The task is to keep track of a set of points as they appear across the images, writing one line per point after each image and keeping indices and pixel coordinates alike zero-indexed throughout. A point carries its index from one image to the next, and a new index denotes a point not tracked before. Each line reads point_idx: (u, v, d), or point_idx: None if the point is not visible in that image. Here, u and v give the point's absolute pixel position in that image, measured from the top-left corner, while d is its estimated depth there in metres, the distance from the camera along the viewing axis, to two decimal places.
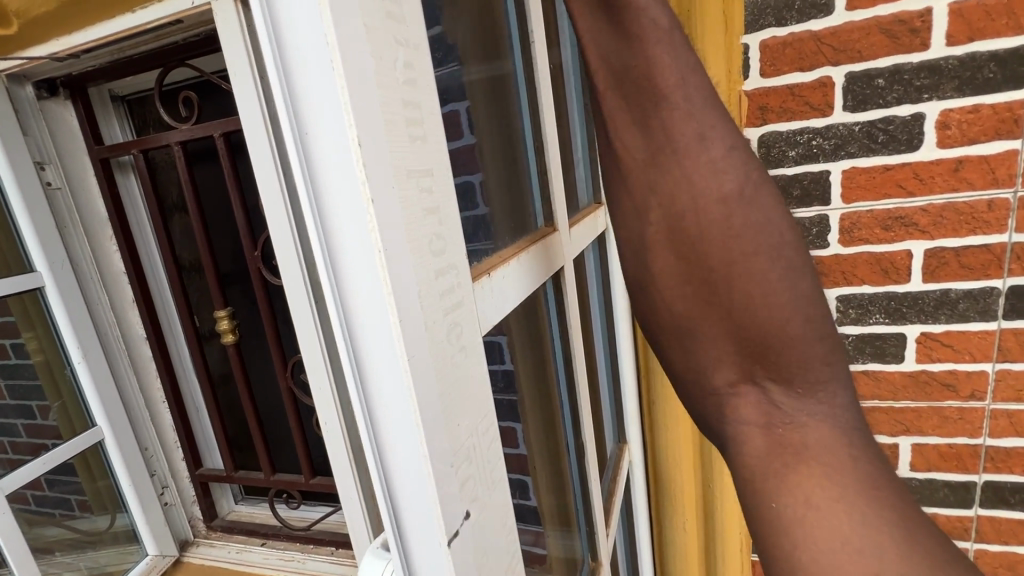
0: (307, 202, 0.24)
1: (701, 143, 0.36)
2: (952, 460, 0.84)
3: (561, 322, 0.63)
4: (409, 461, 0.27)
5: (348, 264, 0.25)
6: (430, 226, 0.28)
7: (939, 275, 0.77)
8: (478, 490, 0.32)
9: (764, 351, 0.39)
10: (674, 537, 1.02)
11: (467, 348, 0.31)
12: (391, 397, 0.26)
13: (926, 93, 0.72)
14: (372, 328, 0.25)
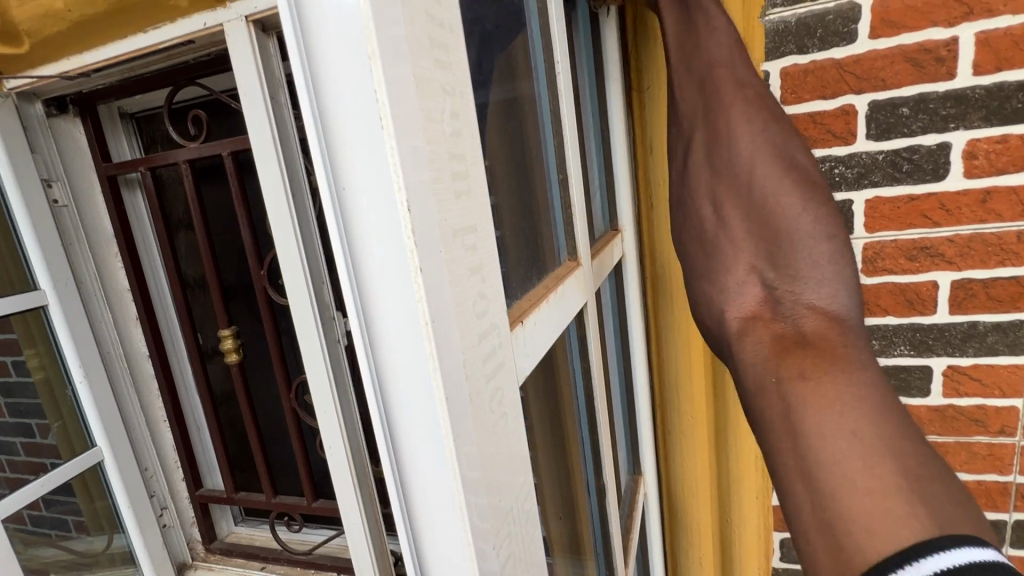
0: (345, 270, 0.23)
1: (742, 101, 0.54)
2: (980, 497, 0.81)
3: (582, 356, 0.62)
4: (451, 545, 0.25)
5: (387, 336, 0.23)
6: (474, 285, 0.26)
7: (966, 306, 0.75)
8: (516, 563, 0.30)
9: (776, 244, 0.48)
10: (689, 572, 0.99)
11: (508, 410, 0.30)
12: (429, 474, 0.25)
13: (952, 123, 0.70)
14: (412, 403, 0.24)
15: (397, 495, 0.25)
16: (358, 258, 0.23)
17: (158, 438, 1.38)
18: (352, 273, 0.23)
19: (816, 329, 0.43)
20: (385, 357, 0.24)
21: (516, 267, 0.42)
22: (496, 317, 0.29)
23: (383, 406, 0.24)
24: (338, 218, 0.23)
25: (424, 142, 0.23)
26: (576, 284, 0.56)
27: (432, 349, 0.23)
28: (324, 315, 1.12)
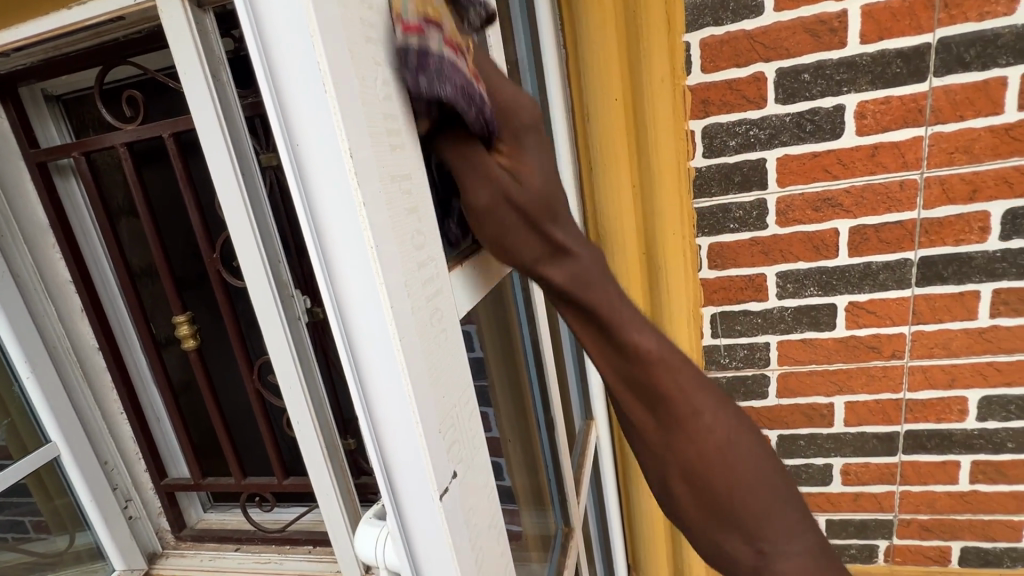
0: (302, 213, 0.28)
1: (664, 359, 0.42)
2: (878, 414, 0.95)
3: (528, 306, 0.69)
4: (403, 428, 0.31)
5: (341, 266, 0.29)
6: (412, 223, 0.32)
7: (861, 249, 0.86)
8: (463, 453, 0.36)
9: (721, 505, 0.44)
10: (641, 507, 1.08)
11: (449, 330, 0.36)
12: (382, 378, 0.31)
13: (845, 87, 0.80)
14: (364, 319, 0.30)
15: (357, 397, 0.31)
16: (312, 203, 0.28)
17: (117, 431, 1.36)
18: (307, 215, 0.28)
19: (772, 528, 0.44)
20: (340, 283, 0.29)
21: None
22: (435, 252, 0.34)
23: (341, 325, 0.30)
24: (294, 170, 0.28)
25: (361, 100, 0.28)
26: None
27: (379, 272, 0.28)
28: (282, 293, 1.14)
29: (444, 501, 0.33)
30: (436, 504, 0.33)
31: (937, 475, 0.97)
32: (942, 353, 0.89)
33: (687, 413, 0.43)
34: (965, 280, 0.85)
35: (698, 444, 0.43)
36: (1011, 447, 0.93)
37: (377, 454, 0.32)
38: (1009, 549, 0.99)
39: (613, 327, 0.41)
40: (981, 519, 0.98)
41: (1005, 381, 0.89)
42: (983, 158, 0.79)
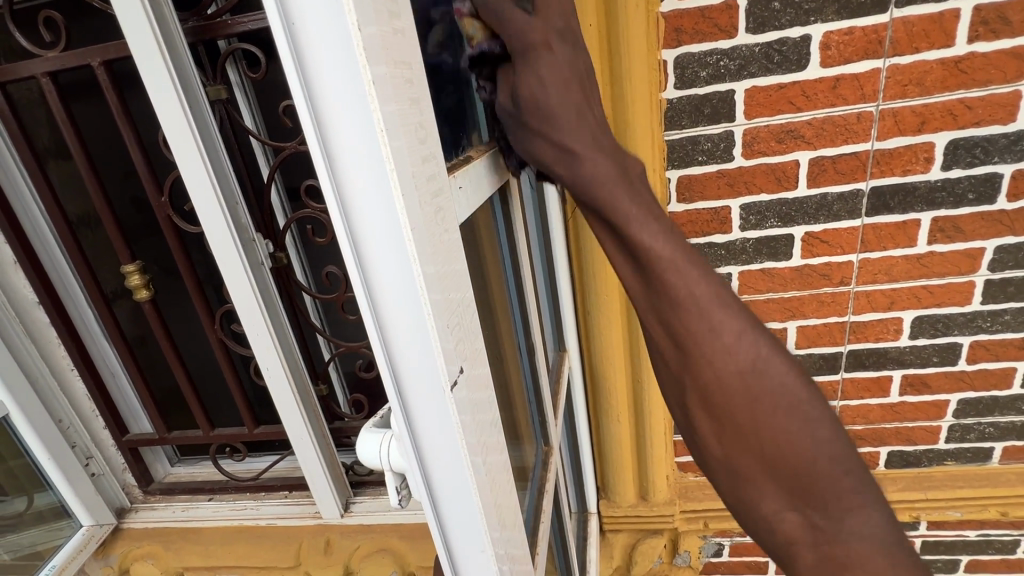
0: (300, 95, 0.27)
1: (712, 331, 0.46)
2: (825, 336, 1.03)
3: (507, 231, 0.69)
4: (414, 322, 0.32)
5: (345, 153, 0.28)
6: (414, 116, 0.31)
7: (819, 180, 0.91)
8: (467, 352, 0.37)
9: (809, 486, 0.46)
10: (610, 432, 1.15)
11: (450, 230, 0.36)
12: (390, 271, 0.31)
13: (812, 16, 0.81)
14: (369, 210, 0.30)
15: (363, 290, 0.32)
16: (312, 84, 0.27)
17: (68, 387, 1.29)
18: (307, 97, 0.27)
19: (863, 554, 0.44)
20: (344, 173, 0.29)
21: (446, 133, 0.45)
22: (433, 149, 0.34)
23: (345, 215, 0.30)
24: (290, 43, 0.26)
25: None
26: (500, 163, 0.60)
27: (387, 156, 0.28)
28: (243, 237, 1.09)
29: (454, 394, 0.35)
30: (447, 397, 0.34)
31: (873, 390, 1.07)
32: (884, 279, 0.97)
33: (743, 388, 0.46)
34: (909, 210, 0.91)
35: (760, 424, 0.46)
36: (936, 361, 1.03)
37: (384, 348, 0.33)
38: (927, 450, 1.12)
39: (665, 300, 0.46)
40: (906, 426, 1.10)
41: (935, 302, 0.98)
42: (932, 91, 0.84)
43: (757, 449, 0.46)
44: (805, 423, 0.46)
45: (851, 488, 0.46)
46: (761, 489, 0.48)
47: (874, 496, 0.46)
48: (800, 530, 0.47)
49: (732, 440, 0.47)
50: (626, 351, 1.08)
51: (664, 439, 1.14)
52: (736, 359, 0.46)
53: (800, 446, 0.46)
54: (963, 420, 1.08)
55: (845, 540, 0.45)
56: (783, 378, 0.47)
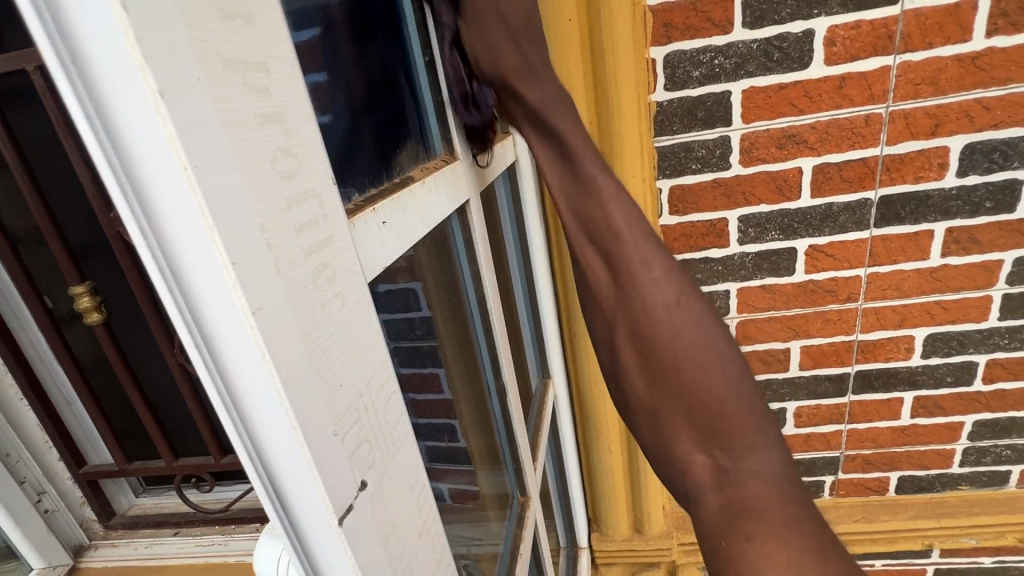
0: (89, 131, 0.18)
1: (646, 266, 0.52)
2: (831, 357, 0.95)
3: (472, 259, 0.60)
4: (284, 444, 0.23)
5: (162, 198, 0.19)
6: (270, 138, 0.23)
7: (824, 189, 0.83)
8: (376, 457, 0.29)
9: (712, 429, 0.45)
10: (600, 466, 1.07)
11: (347, 299, 0.28)
12: (248, 380, 0.22)
13: (816, 9, 0.73)
14: (206, 280, 0.21)
15: (214, 389, 0.22)
16: (101, 107, 0.18)
17: None
18: (90, 107, 0.18)
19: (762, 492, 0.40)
20: (165, 227, 0.20)
21: (369, 152, 0.40)
22: (315, 182, 0.26)
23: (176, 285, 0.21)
24: (47, 17, 0.17)
25: None
26: (456, 181, 0.53)
27: (202, 204, 0.19)
28: None
29: (348, 528, 0.26)
30: (337, 533, 0.26)
31: (882, 412, 1.00)
32: (894, 294, 0.90)
33: (683, 352, 0.48)
34: (921, 220, 0.84)
35: (682, 369, 0.48)
36: (950, 382, 0.96)
37: (257, 464, 0.24)
38: (940, 474, 1.05)
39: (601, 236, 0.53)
40: (917, 449, 1.03)
41: (950, 319, 0.91)
42: (947, 90, 0.76)
43: (672, 388, 0.48)
44: (717, 362, 0.48)
45: (754, 427, 0.44)
46: (677, 436, 0.47)
47: (773, 439, 0.44)
48: (707, 473, 0.44)
49: (657, 383, 0.49)
50: None
51: (658, 472, 1.06)
52: (659, 289, 0.51)
53: (711, 385, 0.46)
54: (979, 442, 1.01)
55: (741, 479, 0.41)
56: (699, 324, 0.50)
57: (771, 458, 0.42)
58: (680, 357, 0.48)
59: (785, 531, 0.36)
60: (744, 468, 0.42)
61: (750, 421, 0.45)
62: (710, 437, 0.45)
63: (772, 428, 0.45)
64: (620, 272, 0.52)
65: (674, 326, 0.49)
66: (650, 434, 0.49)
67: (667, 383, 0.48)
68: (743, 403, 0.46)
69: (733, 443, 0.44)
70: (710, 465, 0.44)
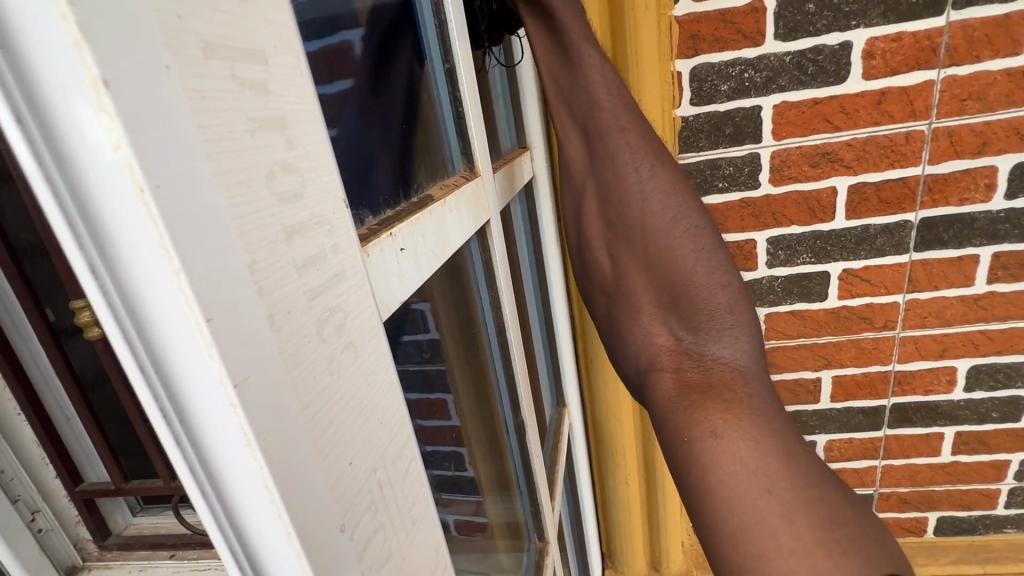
0: (34, 169, 0.14)
1: (621, 130, 0.49)
2: (866, 388, 0.89)
3: (489, 282, 0.56)
4: (274, 547, 0.19)
5: (121, 253, 0.15)
6: (266, 150, 0.19)
7: (860, 210, 0.78)
8: (392, 543, 0.24)
9: (678, 301, 0.47)
10: (617, 500, 1.01)
11: (360, 350, 0.23)
12: (227, 474, 0.18)
13: (854, 20, 0.69)
14: (173, 343, 0.16)
15: (187, 476, 0.18)
16: (44, 139, 0.14)
17: None
18: (30, 120, 0.14)
19: (725, 379, 0.42)
20: (122, 274, 0.15)
21: (383, 170, 0.36)
22: (322, 207, 0.21)
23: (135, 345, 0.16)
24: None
25: None
26: (477, 199, 0.49)
27: (166, 240, 0.15)
28: None
29: None
30: None
31: (920, 448, 0.93)
32: (934, 322, 0.84)
33: (655, 210, 0.49)
34: (966, 244, 0.78)
35: (659, 247, 0.48)
36: (995, 418, 0.89)
37: (239, 564, 0.19)
38: (983, 516, 0.97)
39: (584, 116, 0.50)
40: (958, 489, 0.95)
41: (995, 350, 0.84)
42: (995, 107, 0.71)
43: (642, 253, 0.49)
44: (694, 248, 0.48)
45: (723, 303, 0.47)
46: (648, 313, 0.48)
47: (747, 324, 0.46)
48: (669, 354, 0.46)
49: (624, 248, 0.50)
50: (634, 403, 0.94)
51: (679, 506, 1.00)
52: (635, 158, 0.49)
53: (684, 267, 0.48)
54: None
55: (705, 366, 0.44)
56: (682, 202, 0.49)
57: (740, 347, 0.45)
58: (648, 226, 0.49)
59: (769, 458, 0.36)
60: (707, 350, 0.45)
61: (721, 301, 0.47)
62: (674, 312, 0.47)
63: (744, 311, 0.47)
64: (595, 144, 0.51)
65: (646, 200, 0.49)
66: (616, 317, 0.52)
67: (641, 254, 0.49)
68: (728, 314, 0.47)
69: (699, 319, 0.46)
70: (672, 337, 0.47)
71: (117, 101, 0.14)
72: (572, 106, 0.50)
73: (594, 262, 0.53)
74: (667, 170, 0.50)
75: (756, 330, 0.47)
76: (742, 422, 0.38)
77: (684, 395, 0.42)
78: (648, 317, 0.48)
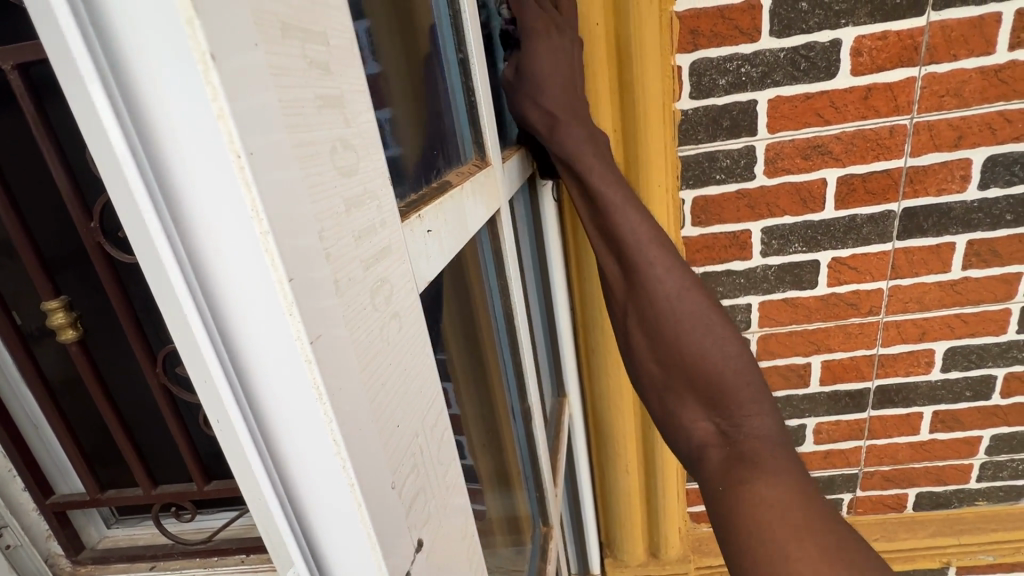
0: (136, 168, 0.17)
1: (650, 272, 0.58)
2: (852, 371, 0.93)
3: (499, 272, 0.58)
4: (334, 494, 0.22)
5: (210, 230, 0.18)
6: (328, 126, 0.21)
7: (848, 201, 0.82)
8: (429, 503, 0.27)
9: (710, 391, 0.55)
10: (617, 489, 1.02)
11: (403, 317, 0.26)
12: (296, 423, 0.21)
13: (843, 19, 0.72)
14: (249, 300, 0.19)
15: (253, 428, 0.21)
16: (150, 138, 0.17)
17: None
18: (130, 108, 0.17)
19: (758, 447, 0.49)
20: (201, 242, 0.18)
21: (412, 151, 0.36)
22: (371, 181, 0.24)
23: (212, 315, 0.19)
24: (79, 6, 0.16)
25: None
26: (488, 188, 0.50)
27: (257, 207, 0.17)
28: None
29: None
30: None
31: (902, 427, 0.98)
32: (914, 307, 0.88)
33: (684, 331, 0.57)
34: (943, 232, 0.83)
35: (700, 363, 0.56)
36: (969, 397, 0.95)
37: (288, 509, 0.22)
38: (958, 490, 1.03)
39: (605, 217, 0.59)
40: (936, 465, 1.01)
41: (969, 332, 0.90)
42: (971, 102, 0.76)
43: (680, 369, 0.57)
44: (715, 341, 0.56)
45: (751, 397, 0.54)
46: (682, 401, 0.57)
47: (769, 404, 0.53)
48: (708, 433, 0.54)
49: (665, 369, 0.58)
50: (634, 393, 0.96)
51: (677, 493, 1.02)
52: (669, 283, 0.58)
53: (707, 351, 0.56)
54: (996, 457, 1.00)
55: (742, 441, 0.51)
56: (705, 314, 0.58)
57: (761, 411, 0.53)
58: (678, 329, 0.57)
59: (793, 515, 0.41)
60: (744, 431, 0.51)
61: (753, 412, 0.53)
62: (713, 410, 0.55)
63: (766, 399, 0.54)
64: (618, 231, 0.59)
65: (673, 303, 0.58)
66: (659, 407, 0.59)
67: (679, 372, 0.57)
68: (749, 388, 0.54)
69: (727, 404, 0.53)
70: (709, 426, 0.54)
71: (222, 79, 0.16)
72: (602, 219, 0.60)
73: (634, 359, 0.61)
74: (694, 299, 0.58)
75: (778, 408, 0.54)
76: (771, 491, 0.43)
77: (727, 468, 0.49)
78: (687, 414, 0.56)
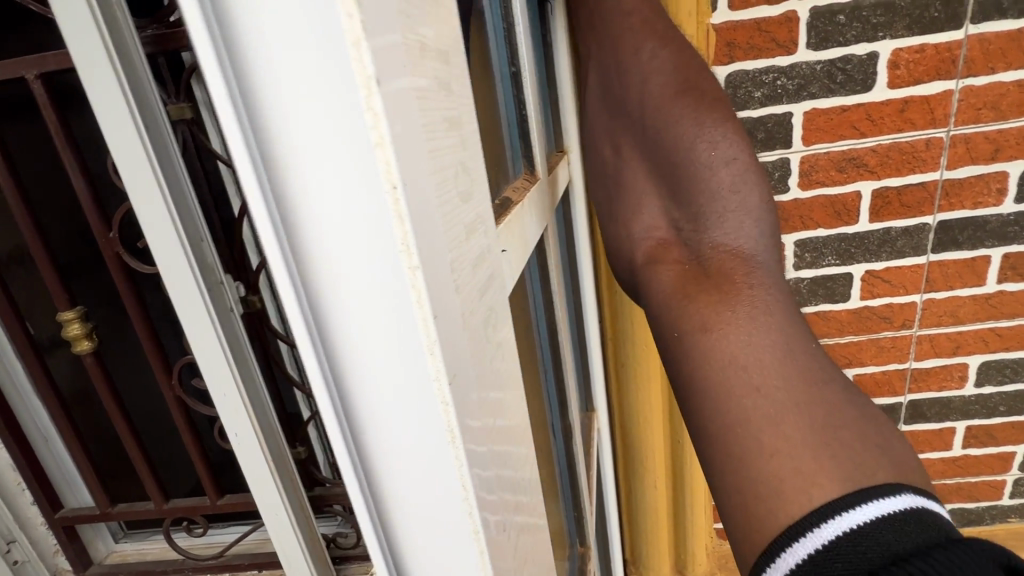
0: (263, 206, 0.17)
1: (637, 65, 0.51)
2: (884, 385, 0.92)
3: (544, 287, 0.57)
4: (448, 526, 0.21)
5: (335, 265, 0.18)
6: (453, 149, 0.20)
7: (883, 214, 0.81)
8: (523, 532, 0.27)
9: (676, 176, 0.48)
10: (644, 505, 1.01)
11: (502, 344, 0.25)
12: (410, 457, 0.20)
13: (881, 32, 0.72)
14: (372, 336, 0.18)
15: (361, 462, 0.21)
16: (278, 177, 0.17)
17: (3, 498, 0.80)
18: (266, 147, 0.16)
19: (724, 265, 0.41)
20: (321, 277, 0.18)
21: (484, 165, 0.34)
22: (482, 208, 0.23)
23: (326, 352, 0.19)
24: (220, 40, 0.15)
25: None
26: (539, 203, 0.49)
27: (407, 239, 0.17)
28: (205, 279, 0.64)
29: None
30: None
31: (933, 442, 0.96)
32: (949, 321, 0.87)
33: (664, 120, 0.49)
34: (978, 245, 0.82)
35: (675, 147, 0.48)
36: (1003, 411, 0.93)
37: (393, 539, 0.22)
38: (989, 507, 1.01)
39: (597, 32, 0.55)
40: (968, 481, 0.99)
41: (1003, 346, 0.89)
42: (1008, 116, 0.75)
43: (646, 136, 0.51)
44: (711, 137, 0.47)
45: (727, 180, 0.45)
46: (647, 199, 0.51)
47: (760, 204, 0.44)
48: (671, 249, 0.47)
49: (636, 138, 0.52)
50: (664, 408, 0.94)
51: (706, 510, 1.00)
52: (655, 73, 0.50)
53: (691, 133, 0.47)
54: None
55: (722, 243, 0.43)
56: (707, 102, 0.49)
57: (750, 212, 0.43)
58: (653, 112, 0.50)
59: (764, 355, 0.35)
60: (726, 236, 0.43)
61: (739, 223, 0.43)
62: (676, 201, 0.48)
63: (761, 205, 0.44)
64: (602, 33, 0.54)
65: (649, 83, 0.50)
66: (620, 206, 0.54)
67: (654, 156, 0.50)
68: (730, 170, 0.45)
69: (702, 206, 0.45)
70: (672, 229, 0.48)
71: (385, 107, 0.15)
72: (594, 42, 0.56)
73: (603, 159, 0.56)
74: (697, 96, 0.49)
75: (774, 220, 0.44)
76: (753, 336, 0.36)
77: (682, 284, 0.42)
78: (648, 211, 0.50)
